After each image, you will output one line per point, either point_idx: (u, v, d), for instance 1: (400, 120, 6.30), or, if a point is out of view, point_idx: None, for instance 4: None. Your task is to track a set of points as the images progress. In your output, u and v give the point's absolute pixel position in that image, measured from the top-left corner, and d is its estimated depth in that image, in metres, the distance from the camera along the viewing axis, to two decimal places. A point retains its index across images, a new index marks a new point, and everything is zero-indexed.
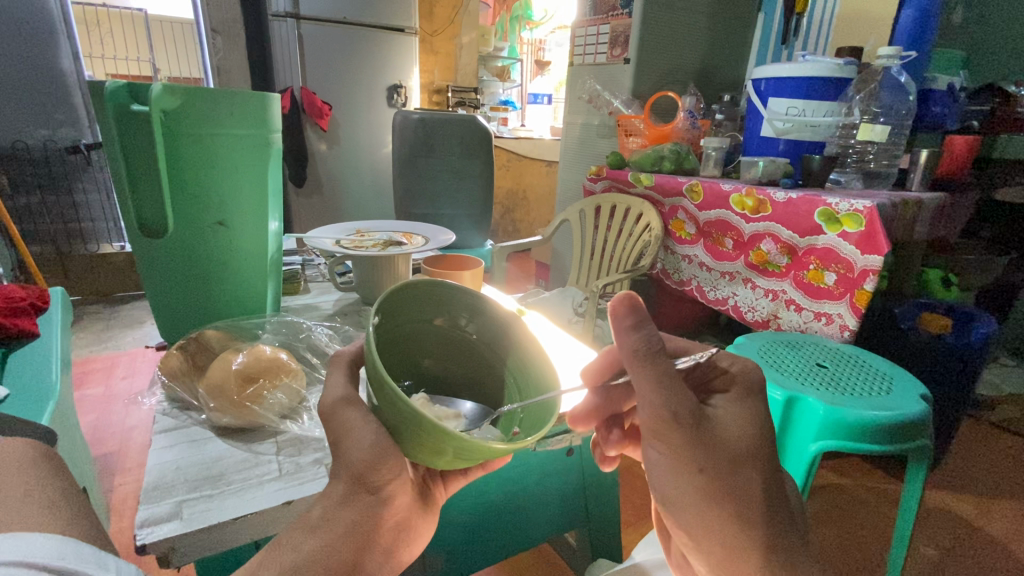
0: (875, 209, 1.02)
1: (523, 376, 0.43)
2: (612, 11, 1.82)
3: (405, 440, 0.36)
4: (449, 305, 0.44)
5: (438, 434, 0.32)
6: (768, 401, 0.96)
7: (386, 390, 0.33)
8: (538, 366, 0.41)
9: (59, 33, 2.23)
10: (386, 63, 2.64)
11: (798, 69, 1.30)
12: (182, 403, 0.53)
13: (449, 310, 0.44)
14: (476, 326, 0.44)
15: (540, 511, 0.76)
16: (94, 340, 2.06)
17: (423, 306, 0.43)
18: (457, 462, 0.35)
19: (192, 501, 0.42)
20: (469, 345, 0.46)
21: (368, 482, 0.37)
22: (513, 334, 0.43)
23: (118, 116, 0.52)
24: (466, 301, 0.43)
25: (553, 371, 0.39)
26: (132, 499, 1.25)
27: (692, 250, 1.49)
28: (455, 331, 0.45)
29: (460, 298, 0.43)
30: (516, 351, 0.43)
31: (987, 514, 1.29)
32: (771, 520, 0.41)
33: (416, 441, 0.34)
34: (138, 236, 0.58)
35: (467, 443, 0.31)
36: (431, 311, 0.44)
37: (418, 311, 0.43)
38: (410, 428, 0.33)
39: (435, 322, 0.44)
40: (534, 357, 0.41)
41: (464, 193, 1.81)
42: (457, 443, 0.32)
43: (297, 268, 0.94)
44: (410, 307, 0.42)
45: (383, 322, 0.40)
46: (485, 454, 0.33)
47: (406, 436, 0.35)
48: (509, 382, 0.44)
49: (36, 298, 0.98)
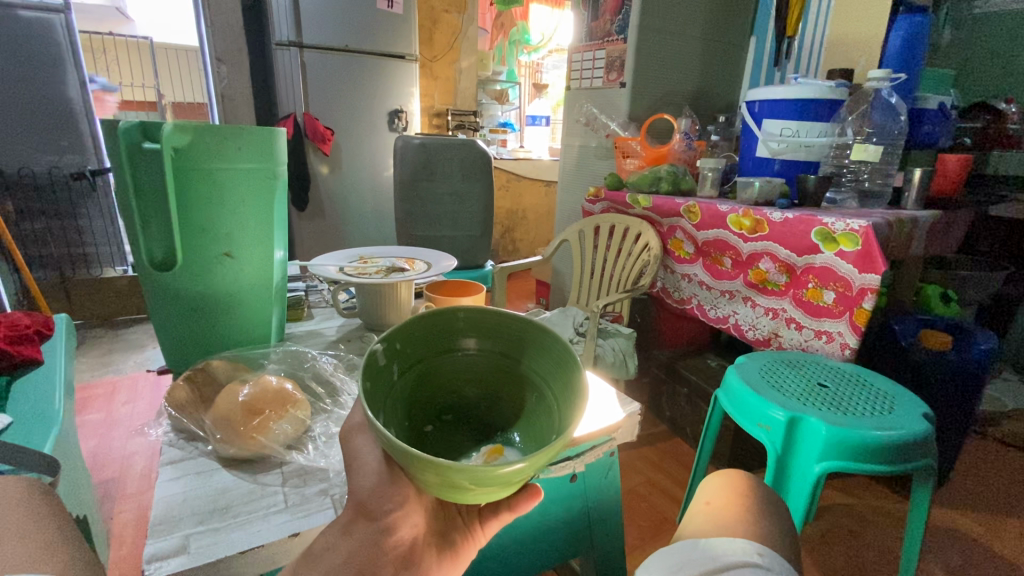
0: (871, 228, 1.03)
1: (548, 377, 0.41)
2: (607, 37, 1.87)
3: (415, 481, 0.34)
4: (447, 333, 0.43)
5: (439, 469, 0.30)
6: (770, 422, 0.96)
7: (379, 428, 0.31)
8: (558, 357, 0.40)
9: (67, 62, 2.27)
10: (387, 89, 2.68)
11: (788, 92, 1.35)
12: (188, 434, 0.54)
13: (450, 338, 0.43)
14: (494, 347, 0.44)
15: (545, 537, 0.76)
16: (96, 365, 2.06)
17: (440, 340, 0.43)
18: (481, 496, 0.33)
19: (199, 534, 0.42)
20: (501, 370, 0.44)
21: (372, 512, 0.38)
22: (523, 331, 0.42)
23: (130, 154, 0.55)
24: (483, 322, 0.43)
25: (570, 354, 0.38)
26: (133, 526, 1.24)
27: (692, 269, 1.51)
28: (481, 360, 0.44)
29: (474, 324, 0.43)
30: (531, 349, 0.42)
31: (996, 533, 1.28)
32: None
33: (428, 481, 0.32)
34: (147, 270, 0.60)
35: (472, 470, 0.29)
36: (431, 344, 0.43)
37: (425, 348, 0.43)
38: (416, 469, 0.31)
39: (460, 352, 0.44)
40: (553, 345, 0.40)
41: (464, 215, 1.84)
42: (461, 471, 0.29)
43: (301, 294, 0.95)
44: (421, 345, 0.42)
45: (397, 358, 0.41)
46: (502, 476, 0.30)
47: (416, 477, 0.33)
48: (536, 389, 0.42)
49: (41, 326, 0.99)
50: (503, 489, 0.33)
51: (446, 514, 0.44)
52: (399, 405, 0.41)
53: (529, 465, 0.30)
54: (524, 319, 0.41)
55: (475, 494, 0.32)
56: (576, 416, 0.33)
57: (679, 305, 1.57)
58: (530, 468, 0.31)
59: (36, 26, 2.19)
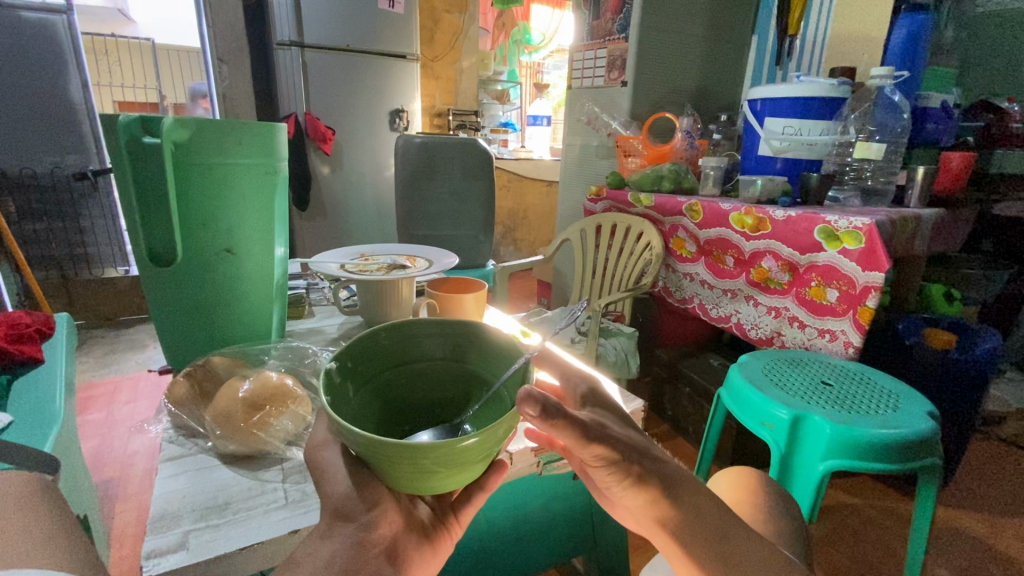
0: (875, 225, 1.02)
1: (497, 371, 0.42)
2: (609, 36, 1.87)
3: (381, 475, 0.34)
4: (396, 347, 0.43)
5: (408, 456, 0.30)
6: (774, 420, 0.95)
7: (343, 425, 0.32)
8: (501, 350, 0.41)
9: (69, 62, 2.27)
10: (389, 90, 2.69)
11: (790, 90, 1.34)
12: (187, 430, 0.53)
13: (397, 351, 0.43)
14: (442, 352, 0.44)
15: (548, 536, 0.75)
16: (97, 365, 2.06)
17: (389, 354, 0.43)
18: (449, 480, 0.33)
19: (198, 531, 0.42)
20: (456, 374, 0.44)
21: (360, 521, 0.36)
22: (470, 333, 0.43)
23: (130, 148, 0.55)
24: (430, 329, 0.43)
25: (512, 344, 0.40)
26: (133, 526, 1.23)
27: (693, 268, 1.50)
28: (434, 367, 0.44)
29: (423, 334, 0.43)
30: (479, 348, 0.43)
31: (1001, 533, 1.27)
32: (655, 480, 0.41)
33: (397, 475, 0.32)
34: (147, 267, 0.60)
35: (435, 448, 0.30)
36: (380, 360, 0.42)
37: (375, 365, 0.42)
38: (384, 463, 0.32)
39: (414, 361, 0.44)
40: (496, 341, 0.41)
41: (466, 214, 1.83)
42: (426, 454, 0.30)
43: (302, 292, 0.95)
44: (372, 362, 0.42)
45: (352, 376, 0.40)
46: (461, 455, 0.31)
47: (386, 472, 0.33)
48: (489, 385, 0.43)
49: (42, 325, 0.99)
50: (464, 472, 0.33)
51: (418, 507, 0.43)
52: (359, 422, 0.40)
53: (484, 438, 0.31)
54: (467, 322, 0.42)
55: (434, 480, 0.33)
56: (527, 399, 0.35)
57: (680, 304, 1.57)
58: (488, 442, 0.32)
59: (38, 27, 2.19)
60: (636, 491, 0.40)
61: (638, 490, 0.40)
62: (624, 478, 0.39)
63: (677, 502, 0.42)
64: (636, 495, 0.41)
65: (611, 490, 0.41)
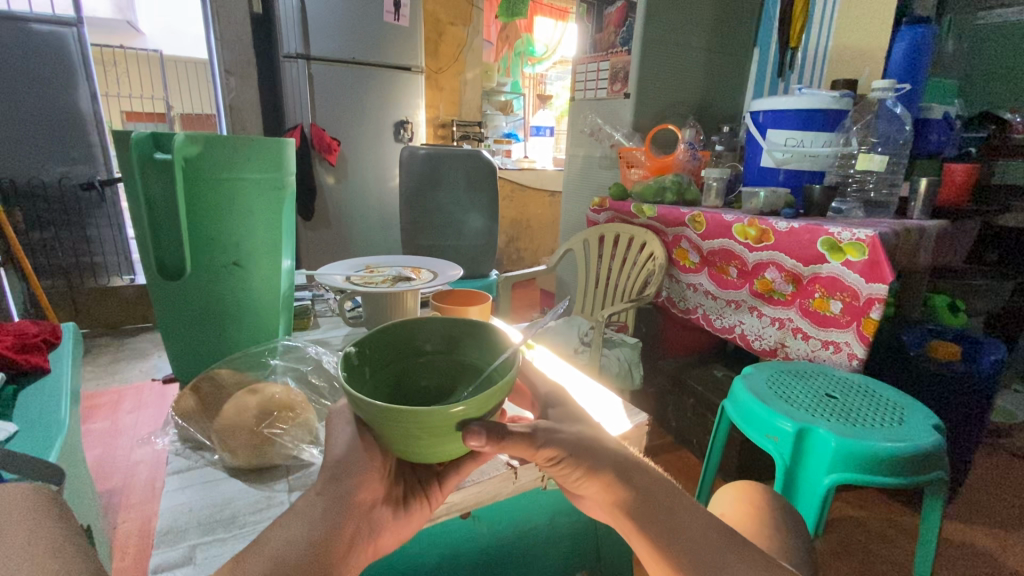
0: (877, 238, 1.02)
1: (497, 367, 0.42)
2: (611, 48, 1.89)
3: (383, 439, 0.36)
4: (408, 342, 0.44)
5: (404, 417, 0.33)
6: (778, 433, 0.95)
7: (353, 392, 0.34)
8: (498, 345, 0.42)
9: (79, 74, 2.30)
10: (394, 101, 2.71)
11: (793, 102, 1.34)
12: (194, 443, 0.54)
13: (409, 346, 0.44)
14: (450, 349, 0.44)
15: (551, 548, 0.75)
16: (102, 374, 2.07)
17: (401, 348, 0.44)
18: (437, 445, 0.35)
19: (205, 545, 0.42)
20: (461, 371, 0.44)
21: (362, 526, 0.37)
22: (476, 331, 0.43)
23: (141, 162, 0.55)
24: (439, 326, 0.44)
25: (510, 339, 0.40)
26: (136, 537, 1.23)
27: (697, 279, 1.51)
28: (442, 363, 0.45)
29: (431, 331, 0.44)
30: (483, 344, 0.43)
31: (1010, 548, 1.25)
32: (624, 473, 0.43)
33: (398, 439, 0.35)
34: (156, 280, 0.61)
35: (427, 412, 0.32)
36: (394, 353, 0.43)
37: (388, 357, 0.43)
38: (383, 425, 0.34)
39: (419, 356, 0.44)
40: (495, 336, 0.42)
41: (470, 225, 1.84)
42: (417, 415, 0.32)
43: (307, 303, 0.95)
44: (386, 354, 0.43)
45: (368, 362, 0.41)
46: (451, 420, 0.33)
47: (386, 434, 0.35)
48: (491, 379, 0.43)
49: (49, 334, 1.00)
50: (461, 439, 0.36)
51: (407, 474, 0.44)
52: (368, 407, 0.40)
53: (469, 408, 0.33)
54: (472, 320, 0.43)
55: (434, 446, 0.36)
56: (516, 374, 0.37)
57: (684, 315, 1.57)
58: (472, 412, 0.34)
59: (49, 40, 2.23)
60: (588, 480, 0.43)
61: (592, 478, 0.42)
62: (589, 468, 0.42)
63: (632, 486, 0.44)
64: (590, 484, 0.43)
65: (582, 488, 0.44)
